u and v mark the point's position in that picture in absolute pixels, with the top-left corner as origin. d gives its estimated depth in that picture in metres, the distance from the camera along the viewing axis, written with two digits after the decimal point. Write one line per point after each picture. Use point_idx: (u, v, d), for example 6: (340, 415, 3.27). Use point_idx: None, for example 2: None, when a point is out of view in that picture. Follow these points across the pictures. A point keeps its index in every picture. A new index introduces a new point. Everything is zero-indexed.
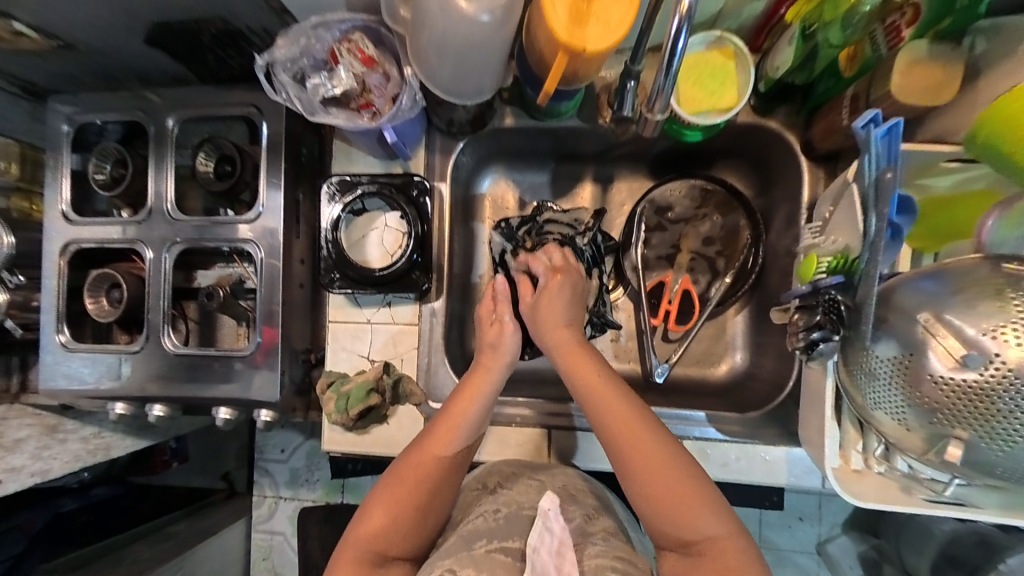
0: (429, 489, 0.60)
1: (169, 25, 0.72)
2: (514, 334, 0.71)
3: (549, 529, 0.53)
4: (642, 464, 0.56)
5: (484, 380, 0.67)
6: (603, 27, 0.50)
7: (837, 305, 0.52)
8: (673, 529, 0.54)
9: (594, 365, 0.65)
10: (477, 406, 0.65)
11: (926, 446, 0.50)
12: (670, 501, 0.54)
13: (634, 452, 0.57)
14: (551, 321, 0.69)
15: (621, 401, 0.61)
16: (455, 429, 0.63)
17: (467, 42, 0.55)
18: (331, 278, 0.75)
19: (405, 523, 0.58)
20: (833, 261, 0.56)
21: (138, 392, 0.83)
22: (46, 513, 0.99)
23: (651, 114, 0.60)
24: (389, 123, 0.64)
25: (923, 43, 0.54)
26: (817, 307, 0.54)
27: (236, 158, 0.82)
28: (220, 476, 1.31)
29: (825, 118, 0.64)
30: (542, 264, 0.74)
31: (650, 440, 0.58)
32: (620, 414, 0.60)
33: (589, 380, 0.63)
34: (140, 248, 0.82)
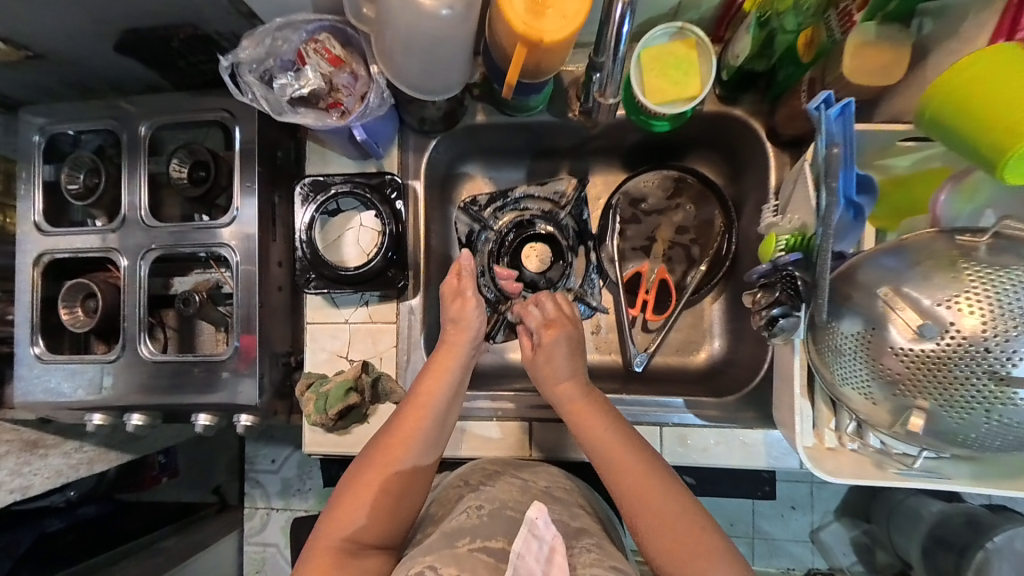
0: (402, 472, 0.60)
1: (139, 32, 0.72)
2: (478, 308, 0.70)
3: (538, 537, 0.50)
4: (650, 520, 0.54)
5: (450, 357, 0.68)
6: (560, 18, 0.50)
7: (795, 281, 0.53)
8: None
9: (599, 418, 0.63)
10: (445, 383, 0.66)
11: (892, 419, 0.51)
12: (686, 560, 0.52)
13: (645, 511, 0.55)
14: (552, 377, 0.68)
15: (625, 454, 0.59)
16: (423, 408, 0.64)
17: (430, 38, 0.56)
18: (307, 279, 0.75)
19: (382, 509, 0.58)
20: (790, 239, 0.57)
21: (117, 402, 0.82)
22: (32, 532, 0.97)
23: (603, 99, 0.64)
24: (358, 121, 0.65)
25: (872, 25, 0.55)
26: (776, 284, 0.55)
27: (210, 163, 0.82)
28: (211, 489, 1.31)
29: (787, 105, 0.65)
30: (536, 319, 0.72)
31: (659, 497, 0.56)
32: (624, 467, 0.58)
33: (594, 433, 0.62)
34: (115, 256, 0.82)
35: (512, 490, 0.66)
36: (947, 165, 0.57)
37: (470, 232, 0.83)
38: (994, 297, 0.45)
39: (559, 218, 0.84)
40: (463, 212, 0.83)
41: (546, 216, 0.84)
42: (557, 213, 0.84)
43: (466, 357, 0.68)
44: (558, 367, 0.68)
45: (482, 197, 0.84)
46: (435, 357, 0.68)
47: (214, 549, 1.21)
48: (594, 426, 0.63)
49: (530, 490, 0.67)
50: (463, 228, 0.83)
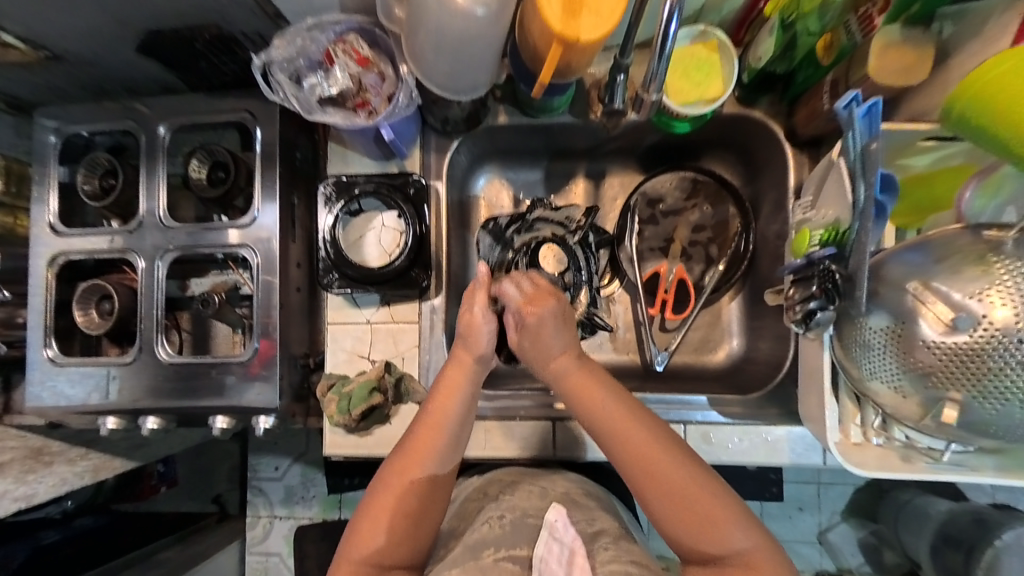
0: (415, 494, 0.58)
1: (163, 34, 0.73)
2: (488, 326, 0.67)
3: (558, 539, 0.53)
4: (659, 489, 0.53)
5: (460, 373, 0.65)
6: (595, 18, 0.51)
7: (833, 275, 0.54)
8: (699, 547, 0.52)
9: (606, 391, 0.59)
10: (457, 400, 0.63)
11: (923, 411, 0.52)
12: (694, 517, 0.52)
13: (658, 476, 0.54)
14: (544, 354, 0.65)
15: (635, 422, 0.57)
16: (436, 425, 0.62)
17: (464, 38, 0.56)
18: (331, 278, 0.75)
19: (399, 531, 0.57)
20: (824, 233, 0.58)
21: (130, 405, 0.80)
22: (27, 545, 0.93)
23: (646, 95, 0.61)
24: (385, 121, 0.65)
25: (895, 27, 0.57)
26: (813, 277, 0.56)
27: (230, 164, 0.82)
28: (211, 499, 1.30)
29: (807, 105, 0.67)
30: (513, 297, 0.67)
31: (673, 463, 0.54)
32: (633, 435, 0.56)
33: (595, 406, 0.59)
34: (132, 257, 0.81)
35: (533, 497, 0.66)
36: (969, 162, 0.58)
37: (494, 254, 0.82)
38: None
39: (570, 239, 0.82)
40: (485, 232, 0.82)
41: (559, 240, 0.82)
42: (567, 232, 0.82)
43: (475, 374, 0.65)
44: (548, 341, 0.64)
45: (503, 218, 0.84)
46: (444, 374, 0.65)
47: (216, 559, 1.19)
48: (597, 398, 0.59)
49: (550, 495, 0.67)
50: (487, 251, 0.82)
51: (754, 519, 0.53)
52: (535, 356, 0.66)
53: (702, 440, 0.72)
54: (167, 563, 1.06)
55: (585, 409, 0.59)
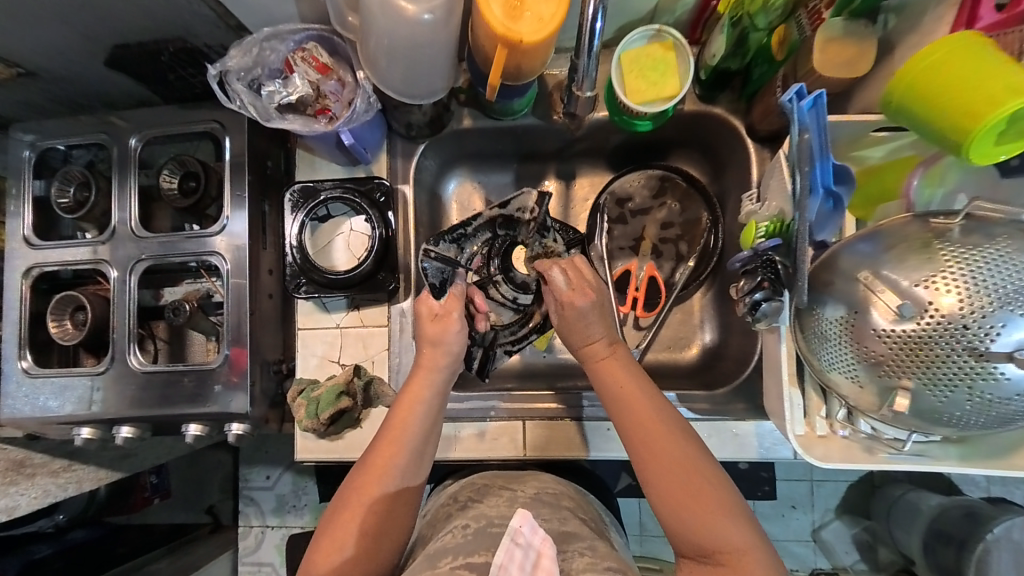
0: (377, 512, 0.59)
1: (129, 47, 0.74)
2: (458, 331, 0.68)
3: (521, 544, 0.51)
4: (664, 465, 0.54)
5: (422, 386, 0.65)
6: (537, 21, 0.51)
7: (774, 264, 0.54)
8: (692, 537, 0.52)
9: (622, 368, 0.61)
10: (418, 413, 0.63)
11: (878, 401, 0.52)
12: (690, 503, 0.52)
13: (661, 460, 0.54)
14: (579, 332, 0.63)
15: (645, 401, 0.58)
16: (396, 441, 0.61)
17: (413, 43, 0.57)
18: (298, 284, 0.75)
19: (362, 548, 0.57)
20: (770, 226, 0.58)
21: (105, 415, 0.80)
22: (19, 559, 0.97)
23: (580, 92, 0.65)
24: (345, 127, 0.65)
25: (838, 21, 0.57)
26: (756, 270, 0.55)
27: (201, 174, 0.83)
28: (204, 510, 1.30)
29: (762, 101, 0.67)
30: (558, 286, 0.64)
31: (677, 448, 0.55)
32: (644, 413, 0.57)
33: (612, 379, 0.60)
34: (105, 267, 0.81)
35: (502, 502, 0.66)
36: (917, 153, 0.59)
37: (442, 277, 0.73)
38: (969, 275, 0.46)
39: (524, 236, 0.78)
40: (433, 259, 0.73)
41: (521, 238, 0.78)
42: (523, 231, 0.77)
43: (438, 386, 0.66)
44: (586, 328, 0.63)
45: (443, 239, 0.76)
46: (405, 389, 0.65)
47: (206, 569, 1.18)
48: (612, 370, 0.61)
49: (518, 500, 0.66)
50: (435, 274, 0.73)
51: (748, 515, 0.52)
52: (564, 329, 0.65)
53: None
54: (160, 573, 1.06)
55: (602, 380, 0.61)
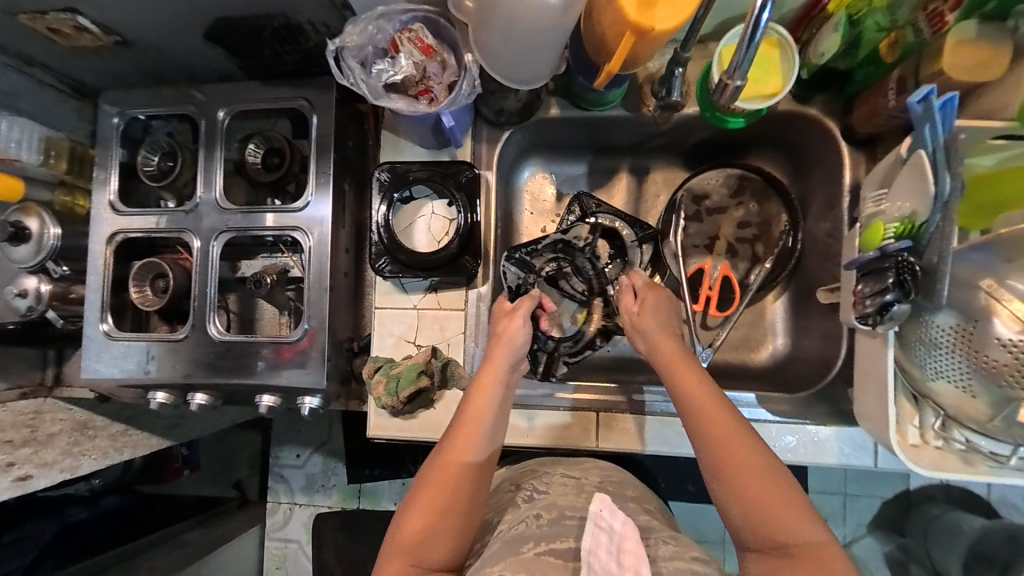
0: (458, 486, 0.59)
1: (231, 21, 0.73)
2: (524, 324, 0.69)
3: (605, 528, 0.51)
4: (743, 471, 0.55)
5: (491, 368, 0.66)
6: (670, 9, 0.51)
7: (912, 267, 0.52)
8: (766, 528, 0.54)
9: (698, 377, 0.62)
10: (491, 395, 0.63)
11: (992, 411, 0.51)
12: (767, 503, 0.54)
13: (741, 466, 0.55)
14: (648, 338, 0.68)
15: (721, 409, 0.59)
16: (471, 415, 0.62)
17: (534, 28, 0.57)
18: (382, 263, 0.76)
19: (443, 527, 0.57)
20: (898, 227, 0.55)
21: (182, 379, 0.81)
22: (54, 522, 0.92)
23: (729, 81, 0.61)
24: (446, 110, 0.66)
25: (971, 22, 0.55)
26: (887, 270, 0.54)
27: (284, 150, 0.83)
28: (231, 484, 1.28)
29: (866, 102, 0.66)
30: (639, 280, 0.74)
31: (758, 454, 0.56)
32: (723, 423, 0.58)
33: (693, 394, 0.61)
34: (189, 237, 0.83)
35: (568, 490, 0.67)
36: None
37: (519, 283, 0.78)
38: None
39: (580, 261, 0.81)
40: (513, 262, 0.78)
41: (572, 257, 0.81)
42: (579, 254, 0.81)
43: (505, 374, 0.66)
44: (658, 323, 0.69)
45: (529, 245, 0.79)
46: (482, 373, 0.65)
47: (236, 544, 1.22)
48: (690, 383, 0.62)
49: (586, 489, 0.67)
50: (513, 279, 0.78)
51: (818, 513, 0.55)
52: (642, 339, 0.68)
53: None
54: (193, 544, 1.12)
55: (682, 392, 0.61)
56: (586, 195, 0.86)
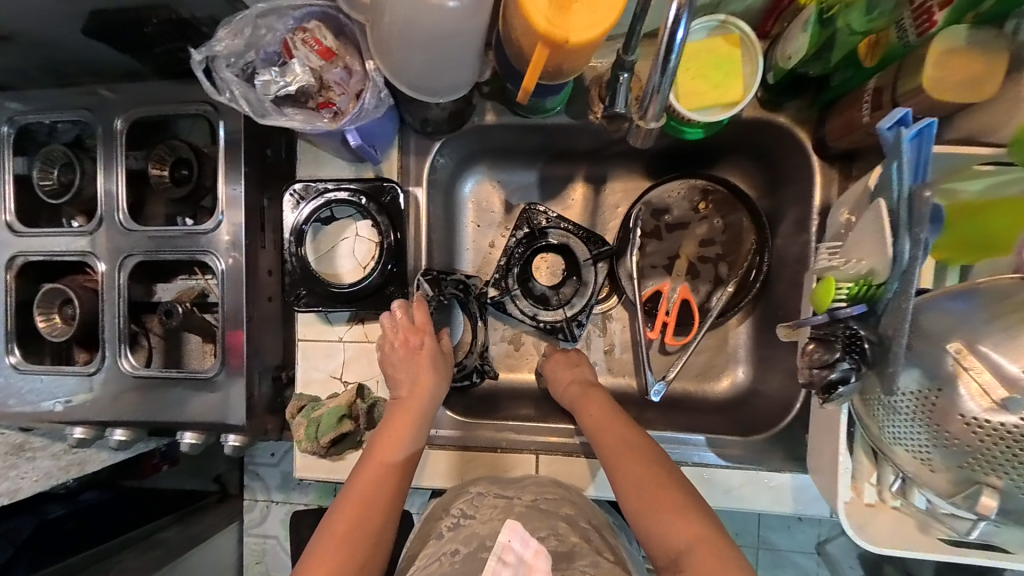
0: (383, 485, 0.59)
1: (109, 13, 0.63)
2: (437, 355, 0.68)
3: (509, 562, 0.45)
4: (632, 478, 0.57)
5: (425, 377, 0.66)
6: (590, 13, 0.41)
7: (860, 341, 0.46)
8: (658, 534, 0.53)
9: (600, 404, 0.67)
10: (423, 401, 0.65)
11: (952, 489, 0.45)
12: (653, 502, 0.55)
13: (628, 478, 0.58)
14: (565, 373, 0.73)
15: (619, 427, 0.63)
16: (406, 419, 0.64)
17: (436, 35, 0.48)
18: (297, 295, 0.68)
19: (368, 531, 0.56)
20: (852, 287, 0.49)
21: (100, 415, 0.77)
22: (32, 520, 0.82)
23: (644, 123, 0.52)
24: (352, 124, 0.57)
25: (962, 28, 0.45)
26: (836, 341, 0.47)
27: (193, 162, 0.75)
28: (213, 478, 1.08)
29: (842, 114, 0.57)
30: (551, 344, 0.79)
31: (644, 464, 0.58)
32: (617, 438, 0.62)
33: (591, 418, 0.65)
34: (93, 261, 0.76)
35: (494, 514, 0.59)
36: None
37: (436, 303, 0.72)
38: None
39: (507, 284, 0.76)
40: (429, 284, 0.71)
41: (497, 283, 0.76)
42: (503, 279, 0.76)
43: (434, 385, 0.66)
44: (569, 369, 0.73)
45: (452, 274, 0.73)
46: (405, 387, 0.66)
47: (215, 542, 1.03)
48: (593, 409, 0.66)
49: (512, 510, 0.59)
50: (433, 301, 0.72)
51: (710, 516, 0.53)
52: (557, 382, 0.73)
53: (697, 484, 0.65)
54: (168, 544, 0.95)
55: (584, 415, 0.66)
56: (536, 206, 0.76)
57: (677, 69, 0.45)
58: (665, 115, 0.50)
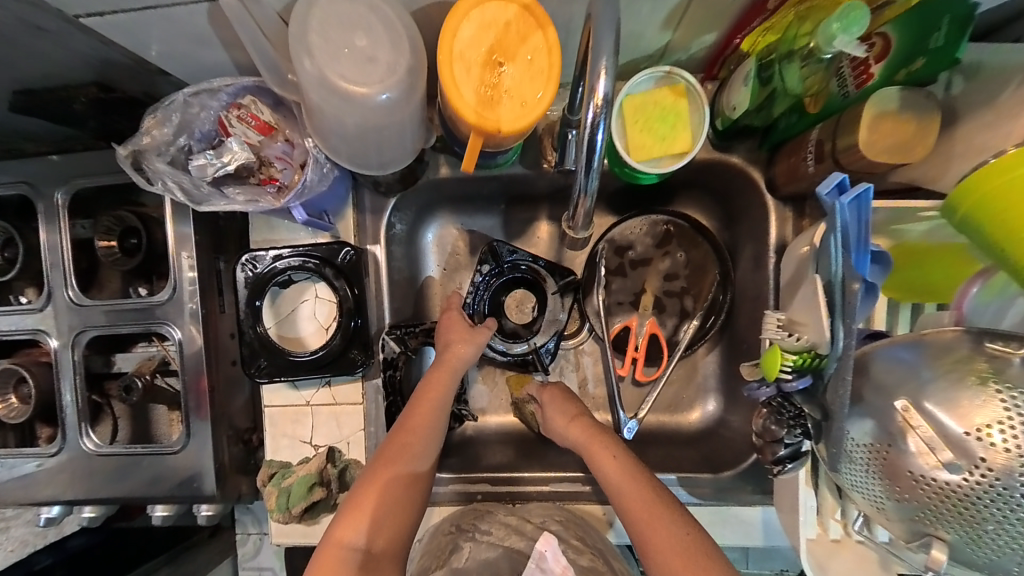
0: (401, 486, 0.60)
1: (35, 93, 0.60)
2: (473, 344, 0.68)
3: (543, 567, 0.63)
4: (656, 537, 0.54)
5: (445, 372, 0.66)
6: (518, 105, 0.42)
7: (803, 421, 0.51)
8: None
9: (610, 445, 0.62)
10: (439, 401, 0.65)
11: (905, 536, 0.46)
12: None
13: (655, 535, 0.54)
14: (563, 416, 0.68)
15: (641, 484, 0.58)
16: (427, 414, 0.63)
17: (369, 125, 0.46)
18: (257, 366, 0.67)
19: (387, 522, 0.58)
20: (799, 358, 0.51)
21: (66, 493, 0.75)
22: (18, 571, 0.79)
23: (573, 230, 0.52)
24: (297, 200, 0.55)
25: (894, 89, 0.46)
26: (783, 417, 0.52)
27: (141, 231, 0.72)
28: None
29: (787, 159, 0.58)
30: (535, 386, 0.75)
31: (671, 527, 0.55)
32: (636, 492, 0.57)
33: (606, 469, 0.60)
34: (44, 338, 0.73)
35: (511, 534, 0.68)
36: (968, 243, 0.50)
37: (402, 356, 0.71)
38: None
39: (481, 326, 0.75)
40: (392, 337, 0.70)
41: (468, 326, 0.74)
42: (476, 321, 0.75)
43: (450, 388, 0.66)
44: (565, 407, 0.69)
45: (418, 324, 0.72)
46: (433, 369, 0.67)
47: None
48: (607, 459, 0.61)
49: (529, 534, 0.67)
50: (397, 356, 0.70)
51: None
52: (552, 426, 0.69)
53: None
54: None
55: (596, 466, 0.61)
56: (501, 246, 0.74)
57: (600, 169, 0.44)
58: (592, 222, 0.51)
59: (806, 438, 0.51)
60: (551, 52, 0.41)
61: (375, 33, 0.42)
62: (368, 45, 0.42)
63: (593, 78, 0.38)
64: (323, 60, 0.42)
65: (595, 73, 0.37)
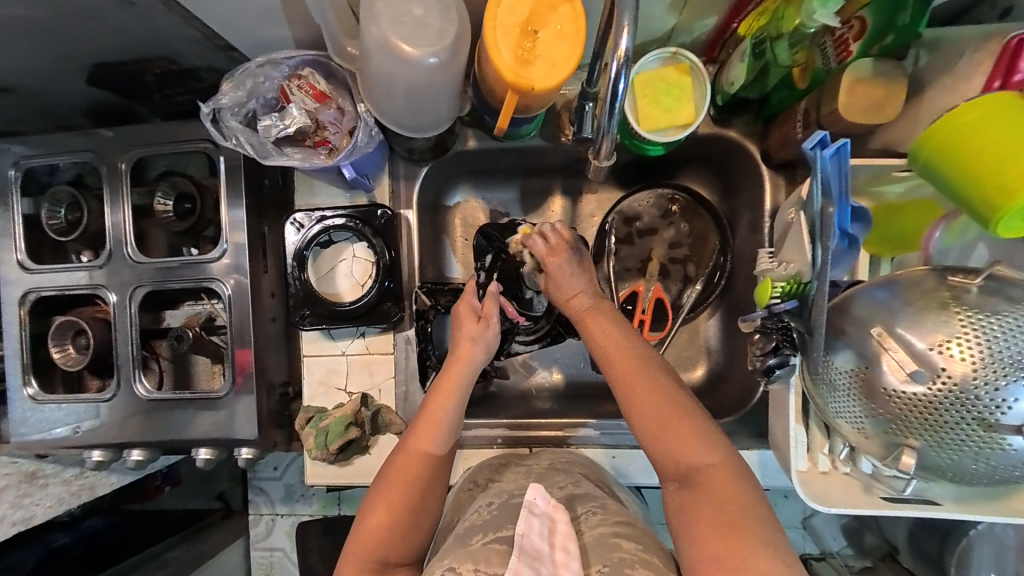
0: (427, 468, 0.60)
1: (112, 66, 0.66)
2: (492, 331, 0.69)
3: (538, 514, 0.48)
4: (641, 398, 0.55)
5: (458, 373, 0.65)
6: (549, 66, 0.50)
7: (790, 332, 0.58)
8: (668, 457, 0.53)
9: (603, 319, 0.63)
10: (455, 398, 0.64)
11: (883, 452, 0.52)
12: (665, 426, 0.53)
13: (640, 397, 0.55)
14: (564, 292, 0.66)
15: (626, 347, 0.59)
16: (437, 420, 0.62)
17: (419, 84, 0.54)
18: (301, 315, 0.74)
19: (404, 524, 0.57)
20: (786, 285, 0.57)
21: (115, 438, 0.80)
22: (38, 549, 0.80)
23: (597, 161, 0.59)
24: (347, 160, 0.63)
25: (868, 61, 0.55)
26: (772, 332, 0.59)
27: (195, 195, 0.80)
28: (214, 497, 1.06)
29: (780, 129, 0.65)
30: (538, 248, 0.68)
31: (652, 382, 0.56)
32: (621, 353, 0.58)
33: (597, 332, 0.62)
34: (104, 292, 0.80)
35: (520, 477, 0.65)
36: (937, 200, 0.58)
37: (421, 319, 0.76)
38: (984, 340, 0.46)
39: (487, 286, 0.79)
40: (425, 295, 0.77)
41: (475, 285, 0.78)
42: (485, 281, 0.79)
43: (468, 383, 0.65)
44: (570, 283, 0.66)
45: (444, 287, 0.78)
46: (445, 373, 0.65)
47: (221, 559, 1.03)
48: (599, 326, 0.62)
49: (535, 473, 0.66)
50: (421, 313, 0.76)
51: (721, 437, 0.53)
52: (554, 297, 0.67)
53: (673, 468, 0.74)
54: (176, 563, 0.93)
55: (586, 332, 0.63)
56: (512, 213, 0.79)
57: (620, 113, 0.52)
58: (615, 154, 0.58)
59: (792, 352, 0.57)
60: (576, 20, 0.50)
61: (429, 3, 0.50)
62: (423, 13, 0.50)
63: (617, 34, 0.45)
64: (387, 26, 0.50)
65: (619, 30, 0.45)
